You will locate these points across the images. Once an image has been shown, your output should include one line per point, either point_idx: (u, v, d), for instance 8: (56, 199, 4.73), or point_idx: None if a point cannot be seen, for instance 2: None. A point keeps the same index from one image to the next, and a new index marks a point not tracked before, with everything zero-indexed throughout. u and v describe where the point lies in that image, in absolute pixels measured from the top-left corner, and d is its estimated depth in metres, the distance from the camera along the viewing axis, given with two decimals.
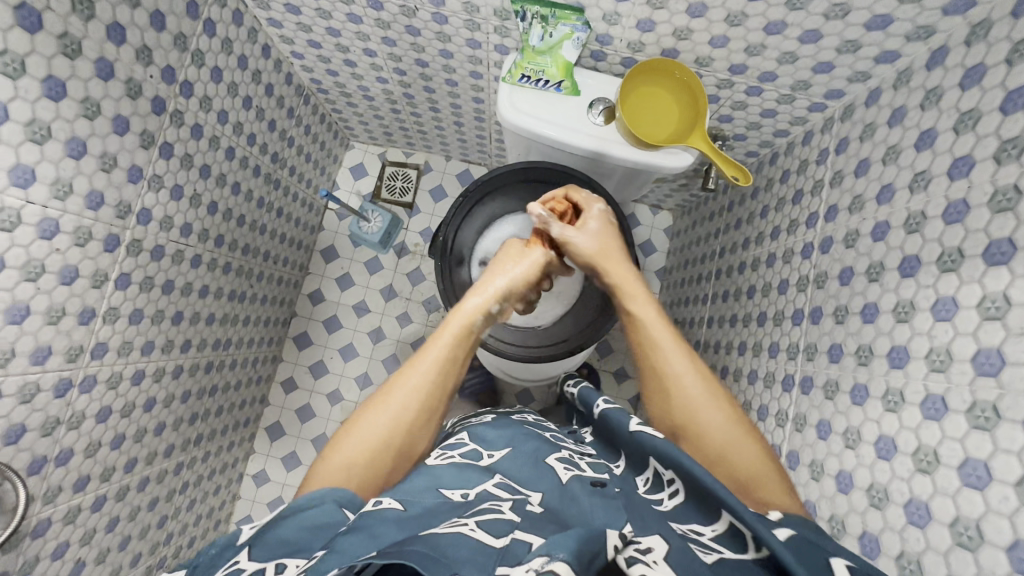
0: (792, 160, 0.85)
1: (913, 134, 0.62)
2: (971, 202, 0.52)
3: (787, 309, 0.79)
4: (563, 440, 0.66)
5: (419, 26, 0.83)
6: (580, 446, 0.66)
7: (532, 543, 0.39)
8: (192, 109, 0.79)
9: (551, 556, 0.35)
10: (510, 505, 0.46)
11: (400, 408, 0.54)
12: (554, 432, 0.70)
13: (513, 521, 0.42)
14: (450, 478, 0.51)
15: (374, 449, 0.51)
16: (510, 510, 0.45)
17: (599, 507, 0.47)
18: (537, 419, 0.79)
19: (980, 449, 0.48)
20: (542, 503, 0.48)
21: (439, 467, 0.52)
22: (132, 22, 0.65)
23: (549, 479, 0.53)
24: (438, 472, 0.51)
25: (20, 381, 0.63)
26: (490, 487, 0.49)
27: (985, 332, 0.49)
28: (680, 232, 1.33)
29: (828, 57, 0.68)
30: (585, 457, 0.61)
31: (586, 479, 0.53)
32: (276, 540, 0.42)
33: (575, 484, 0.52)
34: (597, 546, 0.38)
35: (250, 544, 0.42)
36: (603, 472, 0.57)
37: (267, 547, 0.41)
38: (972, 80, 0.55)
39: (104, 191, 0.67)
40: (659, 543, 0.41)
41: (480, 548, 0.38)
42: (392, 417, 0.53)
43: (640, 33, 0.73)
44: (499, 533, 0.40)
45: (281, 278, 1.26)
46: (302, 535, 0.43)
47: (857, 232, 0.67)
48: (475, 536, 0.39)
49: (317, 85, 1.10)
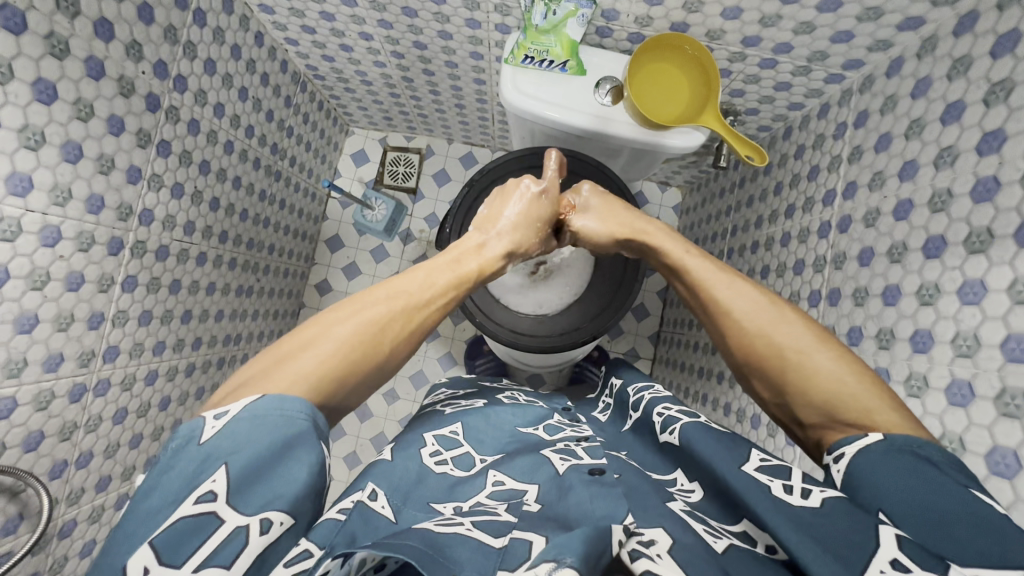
0: (807, 134, 0.82)
1: (939, 107, 0.59)
2: (1002, 179, 0.50)
3: (804, 290, 0.77)
4: (560, 430, 0.66)
5: (415, 8, 0.79)
6: (578, 432, 0.65)
7: (532, 542, 0.38)
8: (188, 104, 0.77)
9: (559, 562, 0.35)
10: (505, 506, 0.46)
11: (366, 329, 0.50)
12: (557, 421, 0.70)
13: (511, 521, 0.43)
14: (440, 492, 0.50)
15: (335, 359, 0.47)
16: (506, 511, 0.45)
17: (598, 497, 0.46)
18: (528, 398, 0.78)
19: (1009, 437, 0.46)
20: (538, 500, 0.47)
21: (431, 477, 0.52)
22: (119, 16, 0.62)
23: (545, 470, 0.53)
24: (429, 483, 0.51)
25: (35, 389, 0.63)
26: (483, 500, 0.48)
27: (1016, 316, 0.47)
28: (690, 209, 1.31)
29: (847, 26, 0.64)
30: (581, 444, 0.60)
31: (583, 469, 0.53)
32: (254, 468, 0.38)
33: (572, 475, 0.51)
34: (603, 544, 0.38)
35: (230, 470, 0.38)
36: (601, 457, 0.57)
37: (242, 481, 0.38)
38: (1004, 48, 0.52)
39: (104, 194, 0.66)
40: (662, 536, 0.41)
41: (481, 549, 0.39)
42: (362, 334, 0.49)
43: (648, 7, 0.69)
44: (497, 533, 0.41)
45: (287, 271, 1.25)
46: (280, 471, 0.39)
47: (878, 211, 0.65)
48: (474, 536, 0.40)
49: (313, 71, 1.07)
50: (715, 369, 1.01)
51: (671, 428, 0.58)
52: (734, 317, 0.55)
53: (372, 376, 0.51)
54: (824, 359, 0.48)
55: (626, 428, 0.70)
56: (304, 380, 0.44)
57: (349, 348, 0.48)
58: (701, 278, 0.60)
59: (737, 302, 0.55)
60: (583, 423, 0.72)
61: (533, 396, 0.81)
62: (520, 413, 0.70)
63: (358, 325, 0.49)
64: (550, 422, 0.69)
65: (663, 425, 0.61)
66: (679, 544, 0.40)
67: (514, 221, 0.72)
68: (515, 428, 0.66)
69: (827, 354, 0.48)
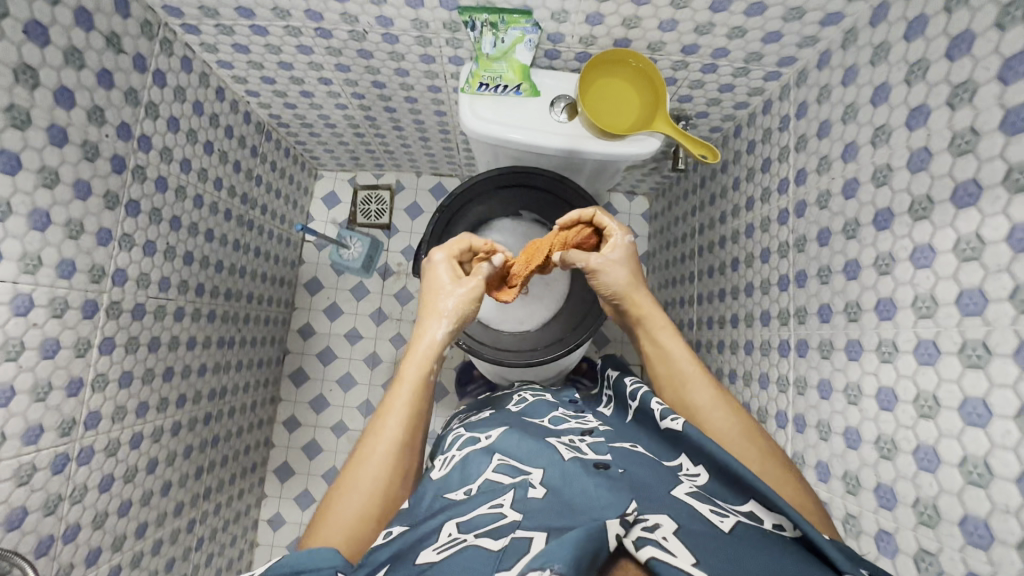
0: (756, 130, 0.87)
1: (868, 91, 0.63)
2: (933, 149, 0.53)
3: (773, 276, 0.80)
4: (563, 423, 0.66)
5: (370, 49, 0.82)
6: (582, 424, 0.66)
7: (532, 538, 0.41)
8: (154, 162, 0.78)
9: (546, 569, 0.35)
10: (511, 500, 0.48)
11: (367, 476, 0.56)
12: (561, 413, 0.71)
13: (516, 522, 0.44)
14: (456, 480, 0.54)
15: (358, 509, 0.54)
16: (512, 508, 0.47)
17: (603, 489, 0.48)
18: (534, 393, 0.78)
19: (977, 387, 0.46)
20: (543, 483, 0.51)
21: (443, 479, 0.55)
22: (79, 84, 0.63)
23: (548, 456, 0.55)
24: (445, 479, 0.55)
25: (14, 464, 0.61)
26: (490, 475, 0.53)
27: (965, 273, 0.48)
28: (658, 214, 1.35)
29: (775, 27, 0.69)
30: (585, 439, 0.60)
31: (587, 462, 0.54)
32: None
33: (574, 465, 0.53)
34: (598, 543, 0.39)
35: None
36: (605, 452, 0.56)
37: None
38: (915, 31, 0.56)
39: (75, 258, 0.66)
40: (667, 520, 0.42)
41: (481, 554, 0.40)
42: (365, 480, 0.56)
43: (590, 27, 0.73)
44: (500, 536, 0.42)
45: (267, 318, 1.25)
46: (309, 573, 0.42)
47: (828, 192, 0.68)
48: (476, 543, 0.41)
49: (276, 120, 1.09)
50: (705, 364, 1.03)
51: (672, 415, 0.58)
52: (700, 414, 0.62)
53: (393, 492, 0.57)
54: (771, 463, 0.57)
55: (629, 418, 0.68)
56: (347, 531, 0.53)
57: (366, 495, 0.55)
58: (678, 367, 0.67)
59: (706, 402, 0.63)
60: (587, 414, 0.72)
61: (539, 390, 0.81)
62: (522, 414, 0.70)
63: (360, 475, 0.56)
64: (553, 415, 0.70)
65: (662, 412, 0.60)
66: (683, 528, 0.41)
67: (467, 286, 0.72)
68: (519, 418, 0.68)
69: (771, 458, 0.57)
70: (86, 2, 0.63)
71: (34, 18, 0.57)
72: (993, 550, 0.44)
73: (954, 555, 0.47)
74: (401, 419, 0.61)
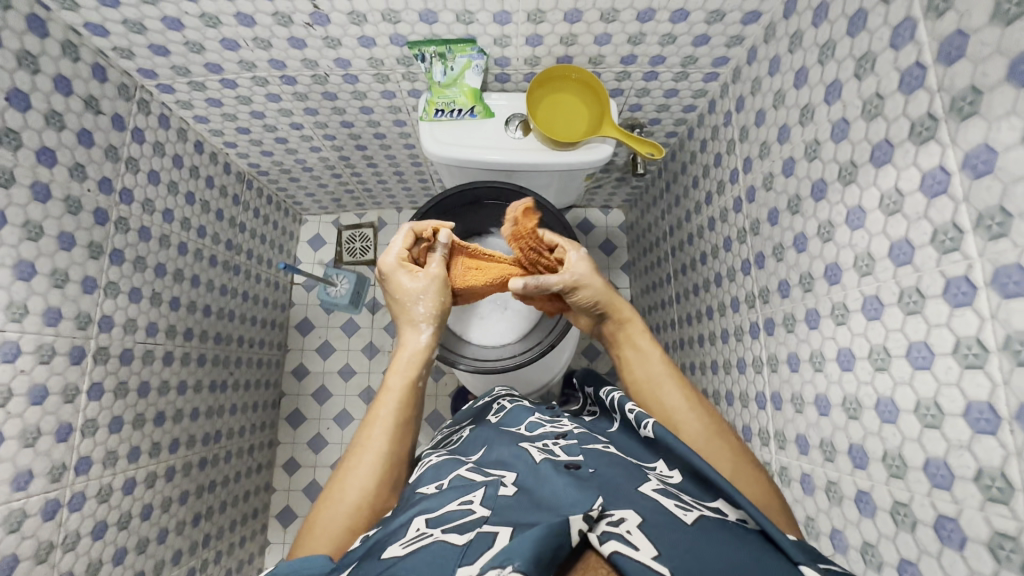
0: (705, 129, 0.92)
1: (790, 77, 0.67)
2: (849, 118, 0.56)
3: (737, 263, 0.83)
4: (539, 427, 0.65)
5: (334, 90, 0.88)
6: (556, 428, 0.64)
7: (497, 533, 0.41)
8: (136, 213, 0.82)
9: (506, 567, 0.35)
10: (481, 496, 0.48)
11: (359, 481, 0.57)
12: (536, 418, 0.70)
13: (484, 517, 0.44)
14: (429, 477, 0.55)
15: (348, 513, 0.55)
16: (481, 505, 0.47)
17: (571, 485, 0.48)
18: (512, 401, 0.78)
19: (918, 331, 0.48)
20: (516, 483, 0.50)
21: (420, 479, 0.56)
22: (60, 143, 0.68)
23: (523, 460, 0.54)
24: (419, 477, 0.56)
25: (4, 511, 0.62)
26: (463, 473, 0.53)
27: (892, 227, 0.51)
28: (633, 224, 1.39)
29: (701, 30, 0.75)
30: (559, 442, 0.59)
31: (559, 462, 0.53)
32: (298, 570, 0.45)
33: (546, 465, 0.52)
34: (562, 537, 0.38)
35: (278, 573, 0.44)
36: (577, 453, 0.56)
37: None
38: (821, 17, 0.60)
39: (61, 306, 0.69)
40: (631, 513, 0.42)
41: (445, 551, 0.39)
42: (355, 486, 0.57)
43: (531, 48, 0.79)
44: (464, 531, 0.43)
45: (260, 361, 1.27)
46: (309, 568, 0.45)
47: (772, 174, 0.72)
48: (440, 540, 0.41)
49: (256, 169, 1.15)
50: (690, 360, 1.04)
51: (644, 422, 0.58)
52: (675, 417, 0.63)
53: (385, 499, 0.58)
54: (746, 464, 0.58)
55: (613, 428, 0.65)
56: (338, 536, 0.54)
57: (356, 500, 0.56)
58: (654, 372, 0.67)
59: (679, 404, 0.63)
60: (564, 419, 0.70)
61: (518, 399, 0.81)
62: (500, 422, 0.69)
63: (353, 481, 0.57)
64: (530, 420, 0.68)
65: (638, 418, 0.60)
66: (647, 521, 0.42)
67: (439, 294, 0.75)
68: (498, 427, 0.68)
69: (743, 459, 0.59)
70: (64, 71, 0.69)
71: (16, 87, 0.62)
72: (955, 488, 0.45)
73: (924, 501, 0.48)
74: (388, 428, 0.62)
